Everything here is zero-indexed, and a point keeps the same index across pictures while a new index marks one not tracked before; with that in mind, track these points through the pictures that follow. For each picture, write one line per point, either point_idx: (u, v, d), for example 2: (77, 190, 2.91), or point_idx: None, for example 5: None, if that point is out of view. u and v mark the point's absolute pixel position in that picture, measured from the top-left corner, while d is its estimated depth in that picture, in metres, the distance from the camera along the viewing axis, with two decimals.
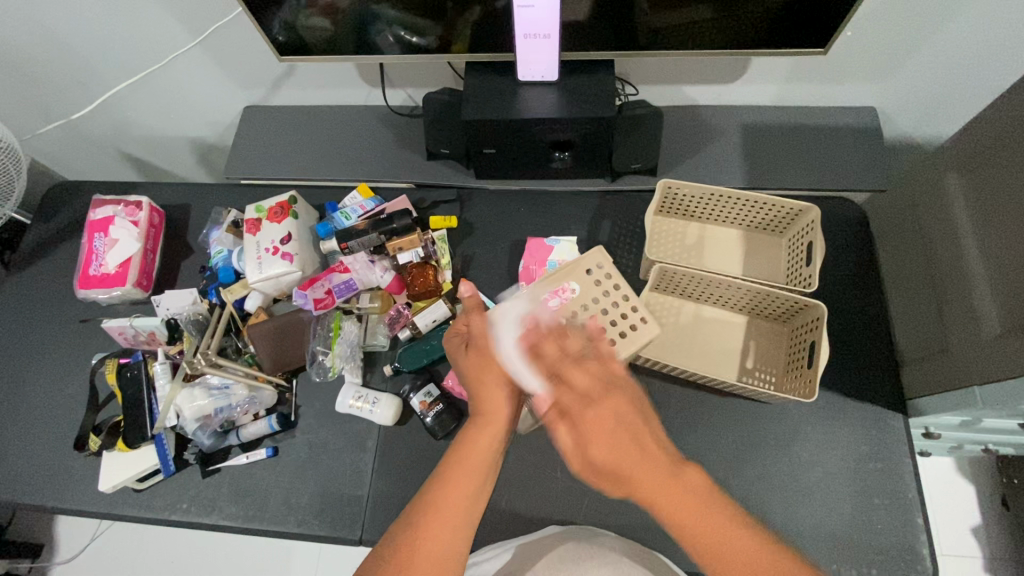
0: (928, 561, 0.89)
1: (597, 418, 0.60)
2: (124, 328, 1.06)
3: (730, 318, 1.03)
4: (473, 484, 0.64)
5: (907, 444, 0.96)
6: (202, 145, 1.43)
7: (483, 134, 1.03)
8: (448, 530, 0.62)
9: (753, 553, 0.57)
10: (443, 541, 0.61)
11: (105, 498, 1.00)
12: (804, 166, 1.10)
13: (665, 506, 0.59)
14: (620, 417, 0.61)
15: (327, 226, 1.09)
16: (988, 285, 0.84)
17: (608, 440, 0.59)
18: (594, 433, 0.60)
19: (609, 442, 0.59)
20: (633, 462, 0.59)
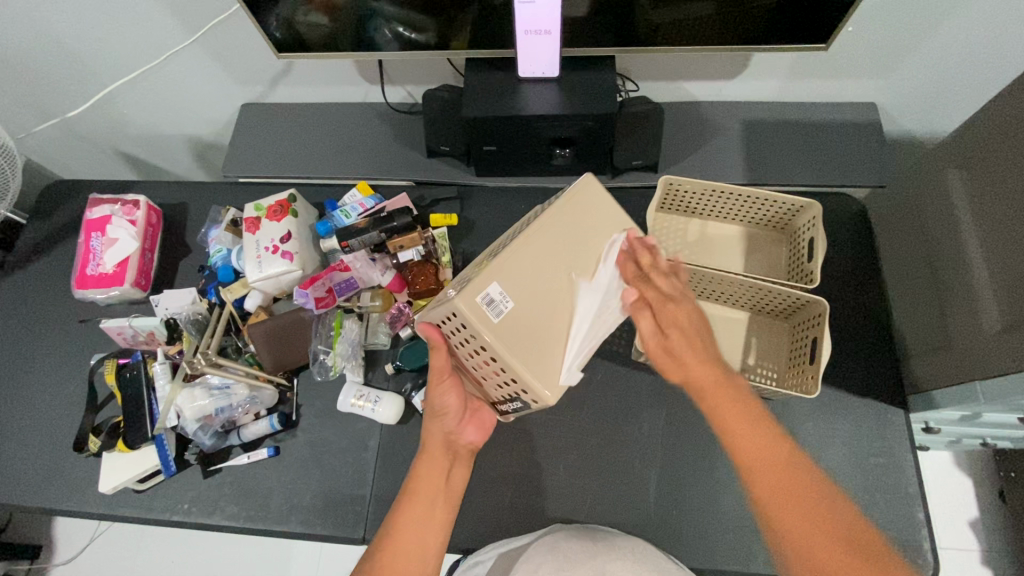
0: (929, 556, 0.89)
1: (676, 330, 0.69)
2: (123, 328, 1.05)
3: (732, 315, 1.03)
4: (429, 501, 0.70)
5: (908, 440, 0.96)
6: (198, 143, 1.42)
7: (484, 132, 1.03)
8: (414, 542, 0.67)
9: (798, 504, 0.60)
10: (410, 559, 0.66)
11: (105, 499, 1.00)
12: (805, 163, 1.10)
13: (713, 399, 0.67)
14: (693, 327, 0.70)
15: (326, 224, 1.08)
16: (988, 283, 0.84)
17: (688, 345, 0.68)
18: (670, 339, 0.69)
19: (682, 348, 0.68)
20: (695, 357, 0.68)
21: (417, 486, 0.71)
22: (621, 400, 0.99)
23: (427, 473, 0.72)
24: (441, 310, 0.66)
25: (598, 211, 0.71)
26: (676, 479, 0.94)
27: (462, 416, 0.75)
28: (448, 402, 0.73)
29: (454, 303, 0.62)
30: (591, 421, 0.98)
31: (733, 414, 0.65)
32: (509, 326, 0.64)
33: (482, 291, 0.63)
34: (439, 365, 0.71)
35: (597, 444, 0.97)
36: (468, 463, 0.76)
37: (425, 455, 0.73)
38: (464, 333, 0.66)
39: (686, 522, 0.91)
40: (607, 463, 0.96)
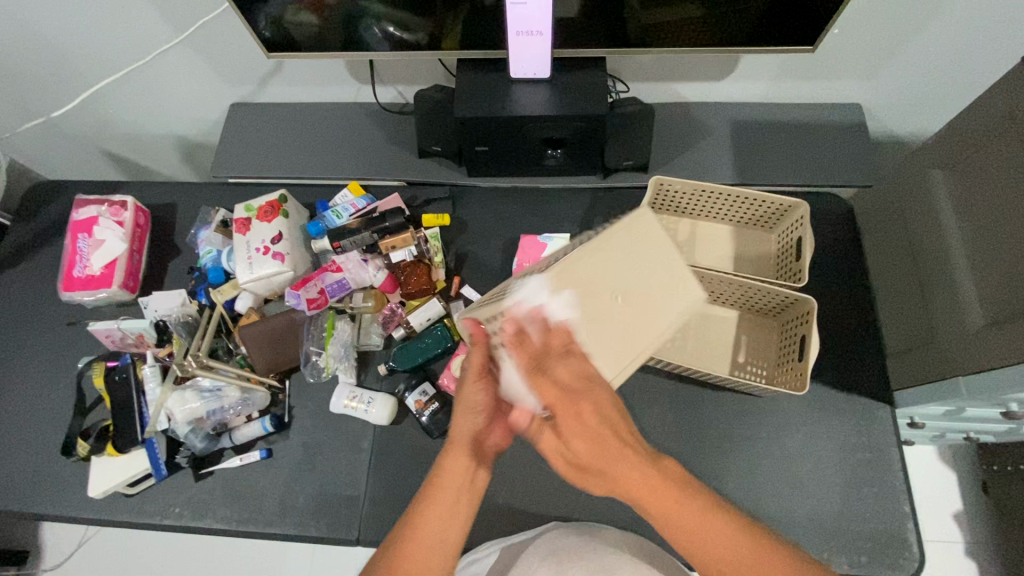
0: (915, 548, 0.91)
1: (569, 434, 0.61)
2: (111, 331, 1.04)
3: (721, 314, 1.05)
4: (450, 498, 0.68)
5: (894, 435, 0.98)
6: (187, 143, 1.41)
7: (476, 132, 1.03)
8: (435, 539, 0.66)
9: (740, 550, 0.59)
10: (430, 554, 0.65)
11: (94, 504, 0.99)
12: (792, 162, 1.12)
13: (626, 483, 0.60)
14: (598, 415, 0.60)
15: (318, 225, 1.08)
16: (971, 279, 0.86)
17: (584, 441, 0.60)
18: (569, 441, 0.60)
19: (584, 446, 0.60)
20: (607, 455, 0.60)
21: (440, 482, 0.69)
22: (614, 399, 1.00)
23: (451, 470, 0.69)
24: (489, 315, 0.68)
25: (654, 241, 0.70)
26: None
27: (493, 416, 0.71)
28: (481, 400, 0.70)
29: (502, 307, 0.65)
30: None
31: (685, 505, 0.61)
32: (547, 337, 0.65)
33: (527, 301, 0.65)
34: (478, 362, 0.69)
35: None
36: (493, 465, 0.72)
37: (451, 451, 0.70)
38: (505, 337, 0.67)
39: None
40: None
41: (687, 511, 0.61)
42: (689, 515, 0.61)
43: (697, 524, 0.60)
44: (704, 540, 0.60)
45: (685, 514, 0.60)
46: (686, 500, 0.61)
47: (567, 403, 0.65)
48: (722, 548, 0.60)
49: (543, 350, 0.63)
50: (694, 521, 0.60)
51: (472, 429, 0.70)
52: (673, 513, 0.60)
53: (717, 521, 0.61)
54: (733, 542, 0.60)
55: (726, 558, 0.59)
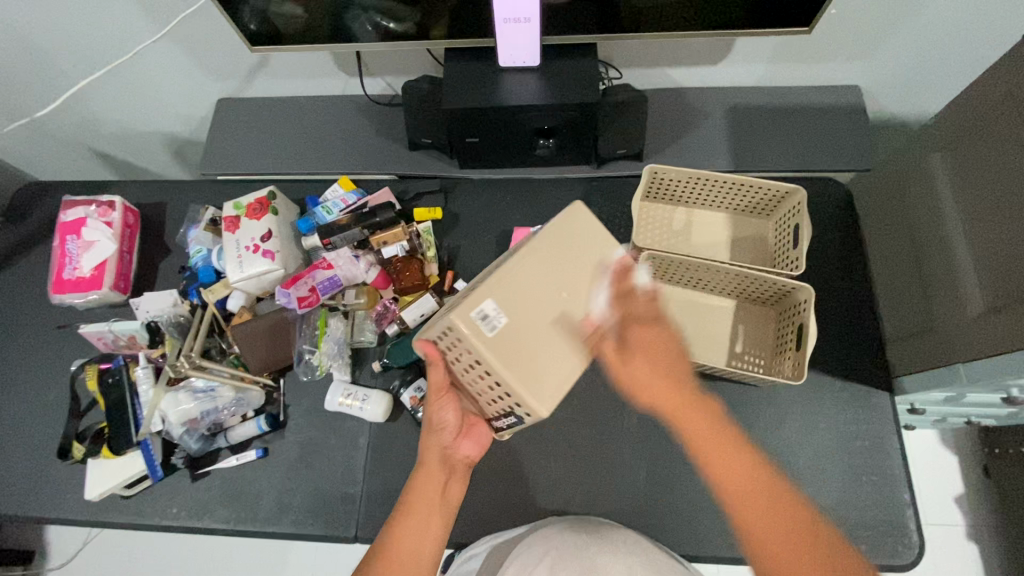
0: (915, 535, 0.91)
1: (642, 347, 0.65)
2: (103, 333, 1.03)
3: (718, 303, 1.04)
4: (428, 512, 0.69)
5: (893, 422, 0.97)
6: (175, 140, 1.39)
7: (465, 122, 1.01)
8: (410, 554, 0.66)
9: (756, 489, 0.58)
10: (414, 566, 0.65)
11: (92, 506, 0.99)
12: (789, 148, 1.10)
13: (647, 394, 0.63)
14: (668, 348, 0.65)
15: (308, 222, 1.07)
16: (971, 265, 0.84)
17: (647, 368, 0.64)
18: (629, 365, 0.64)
19: (642, 368, 0.64)
20: (668, 388, 0.63)
21: (414, 495, 0.70)
22: (609, 390, 0.99)
23: (422, 488, 0.70)
24: (440, 329, 0.66)
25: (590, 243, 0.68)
26: (665, 468, 0.94)
27: (459, 431, 0.74)
28: (446, 418, 0.73)
29: (451, 319, 0.62)
30: (581, 413, 0.98)
31: (715, 437, 0.61)
32: (503, 341, 0.63)
33: (477, 307, 0.63)
34: (438, 380, 0.71)
35: (587, 437, 0.97)
36: (464, 478, 0.75)
37: (423, 469, 0.72)
38: (462, 348, 0.66)
39: (676, 509, 0.92)
40: (596, 454, 0.96)
41: (719, 444, 0.61)
42: (720, 451, 0.60)
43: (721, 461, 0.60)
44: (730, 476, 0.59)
45: (706, 436, 0.61)
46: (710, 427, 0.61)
47: (537, 403, 0.63)
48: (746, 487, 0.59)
49: (628, 295, 0.68)
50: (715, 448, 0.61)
51: (439, 448, 0.73)
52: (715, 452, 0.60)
53: (742, 459, 0.60)
54: (750, 477, 0.59)
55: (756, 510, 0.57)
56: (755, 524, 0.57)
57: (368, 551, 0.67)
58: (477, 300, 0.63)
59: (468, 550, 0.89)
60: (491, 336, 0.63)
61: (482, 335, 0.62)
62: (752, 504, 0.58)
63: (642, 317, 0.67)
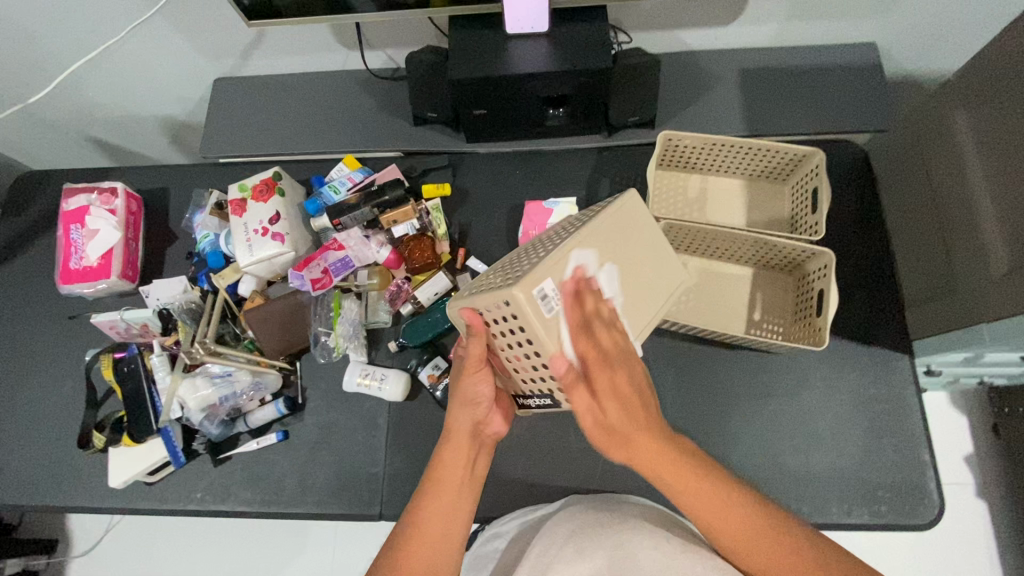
0: (934, 495, 0.91)
1: (605, 392, 0.62)
2: (115, 322, 1.02)
3: (735, 272, 1.03)
4: (450, 492, 0.68)
5: (913, 384, 0.97)
6: (172, 123, 1.35)
7: (472, 95, 0.98)
8: (441, 525, 0.66)
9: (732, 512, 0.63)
10: (436, 540, 0.65)
11: (117, 493, 0.99)
12: (804, 109, 1.08)
13: (652, 464, 0.63)
14: (633, 385, 0.64)
15: (316, 202, 1.05)
16: (994, 224, 0.82)
17: (618, 409, 0.63)
18: (602, 411, 0.63)
19: (610, 407, 0.62)
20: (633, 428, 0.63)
21: (443, 473, 0.69)
22: None
23: (447, 475, 0.69)
24: (492, 303, 0.65)
25: (647, 233, 0.73)
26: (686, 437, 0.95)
27: (492, 405, 0.73)
28: (481, 393, 0.71)
29: (513, 293, 0.61)
30: None
31: (679, 472, 0.64)
32: (560, 324, 0.64)
33: (538, 286, 0.62)
34: (476, 353, 0.68)
35: None
36: (490, 451, 0.74)
37: (449, 443, 0.71)
38: (513, 325, 0.65)
39: None
40: None
41: (692, 484, 0.64)
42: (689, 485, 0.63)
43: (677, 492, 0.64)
44: (694, 495, 0.63)
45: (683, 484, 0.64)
46: (684, 472, 0.64)
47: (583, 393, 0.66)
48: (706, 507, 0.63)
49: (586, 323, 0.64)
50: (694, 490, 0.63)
51: (470, 421, 0.71)
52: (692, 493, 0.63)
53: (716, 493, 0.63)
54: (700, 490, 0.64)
55: (738, 532, 0.62)
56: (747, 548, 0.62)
57: (397, 522, 0.68)
58: (539, 277, 0.63)
59: (502, 521, 0.90)
60: (551, 318, 0.63)
61: (540, 318, 0.62)
62: (740, 531, 0.62)
63: (605, 352, 0.64)
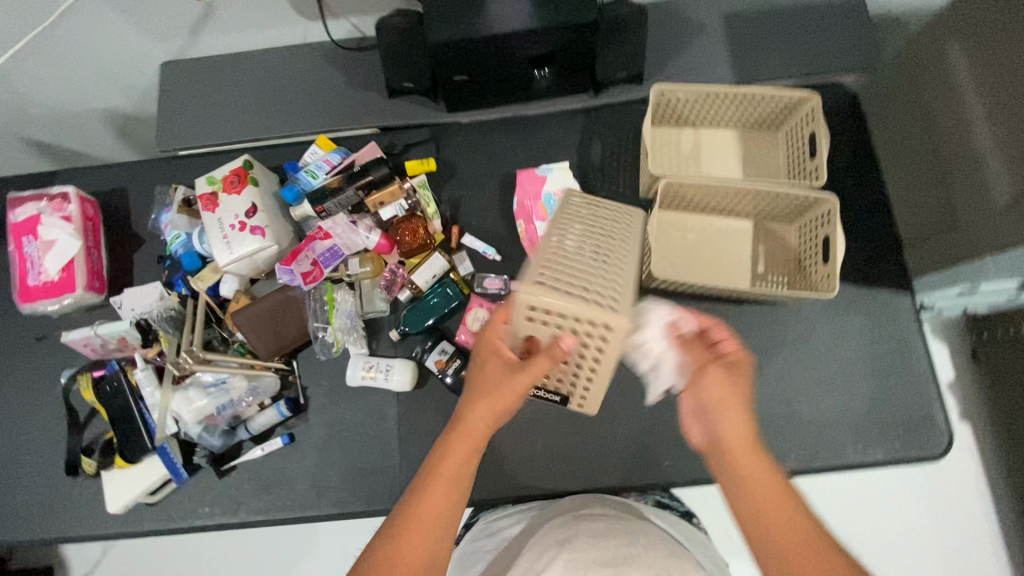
0: (943, 427, 0.94)
1: (728, 383, 0.66)
2: (89, 339, 0.94)
3: (736, 226, 1.01)
4: (451, 488, 0.63)
5: (916, 321, 0.98)
6: (118, 117, 1.23)
7: (451, 61, 0.92)
8: (441, 511, 0.62)
9: (776, 499, 0.59)
10: (434, 525, 0.61)
11: (118, 517, 0.94)
12: (792, 52, 1.05)
13: (740, 455, 0.63)
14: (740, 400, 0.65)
15: (293, 189, 0.97)
16: (994, 156, 0.82)
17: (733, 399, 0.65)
18: (716, 392, 0.65)
19: (726, 393, 0.65)
20: (736, 417, 0.64)
21: (448, 466, 0.64)
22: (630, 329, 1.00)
23: (448, 468, 0.64)
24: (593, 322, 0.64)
25: None
26: None
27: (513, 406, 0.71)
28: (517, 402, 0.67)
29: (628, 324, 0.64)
30: None
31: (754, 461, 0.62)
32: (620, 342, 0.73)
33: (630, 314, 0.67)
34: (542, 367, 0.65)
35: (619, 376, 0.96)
36: None
37: (457, 438, 0.65)
38: (596, 343, 0.67)
39: None
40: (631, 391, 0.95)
41: (759, 471, 0.61)
42: (757, 475, 0.61)
43: (767, 493, 0.60)
44: (757, 481, 0.61)
45: (754, 468, 0.61)
46: (760, 465, 0.62)
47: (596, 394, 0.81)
48: (793, 529, 0.58)
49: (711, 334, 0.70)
50: (753, 470, 0.61)
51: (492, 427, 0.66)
52: (761, 480, 0.60)
53: (772, 482, 0.60)
54: (782, 498, 0.59)
55: (775, 513, 0.58)
56: (772, 521, 0.58)
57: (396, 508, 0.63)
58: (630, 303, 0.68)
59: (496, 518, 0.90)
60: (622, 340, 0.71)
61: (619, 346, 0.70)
62: (775, 511, 0.59)
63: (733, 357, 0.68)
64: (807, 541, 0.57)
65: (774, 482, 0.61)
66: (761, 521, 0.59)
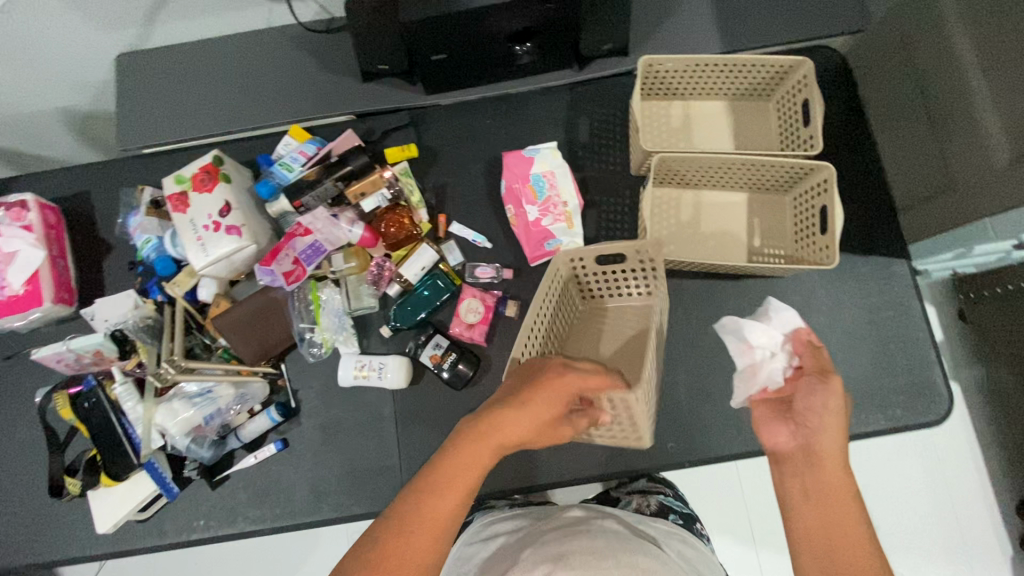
0: (943, 391, 0.93)
1: (822, 398, 0.67)
2: (62, 354, 0.89)
3: (730, 199, 0.98)
4: (461, 491, 0.60)
5: (913, 288, 0.97)
6: (75, 118, 1.16)
7: (427, 40, 0.86)
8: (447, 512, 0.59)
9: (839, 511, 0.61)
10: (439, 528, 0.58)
11: (109, 536, 0.90)
12: (780, 17, 1.01)
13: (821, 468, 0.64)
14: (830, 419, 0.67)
15: (268, 184, 0.93)
16: (993, 113, 0.80)
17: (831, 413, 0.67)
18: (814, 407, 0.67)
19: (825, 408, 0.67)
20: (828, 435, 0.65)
21: (464, 473, 0.61)
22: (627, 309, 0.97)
23: (463, 456, 0.61)
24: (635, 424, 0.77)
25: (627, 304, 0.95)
26: (701, 374, 0.94)
27: None
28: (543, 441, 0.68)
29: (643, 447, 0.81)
30: None
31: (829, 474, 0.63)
32: None
33: None
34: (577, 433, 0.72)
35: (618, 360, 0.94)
36: None
37: (481, 445, 0.62)
38: (611, 432, 0.81)
39: (718, 412, 0.92)
40: None
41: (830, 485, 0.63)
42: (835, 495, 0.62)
43: (829, 499, 0.62)
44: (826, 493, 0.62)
45: (830, 477, 0.63)
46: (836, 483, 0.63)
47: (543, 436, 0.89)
48: (849, 541, 0.59)
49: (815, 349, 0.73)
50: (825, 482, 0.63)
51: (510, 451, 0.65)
52: (833, 495, 0.62)
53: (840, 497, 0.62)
54: (846, 511, 0.61)
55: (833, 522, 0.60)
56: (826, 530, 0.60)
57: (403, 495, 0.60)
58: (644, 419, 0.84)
59: (494, 521, 0.84)
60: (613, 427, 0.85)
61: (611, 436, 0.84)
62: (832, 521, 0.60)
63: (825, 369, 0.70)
64: (856, 546, 0.59)
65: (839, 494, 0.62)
66: (817, 532, 0.60)
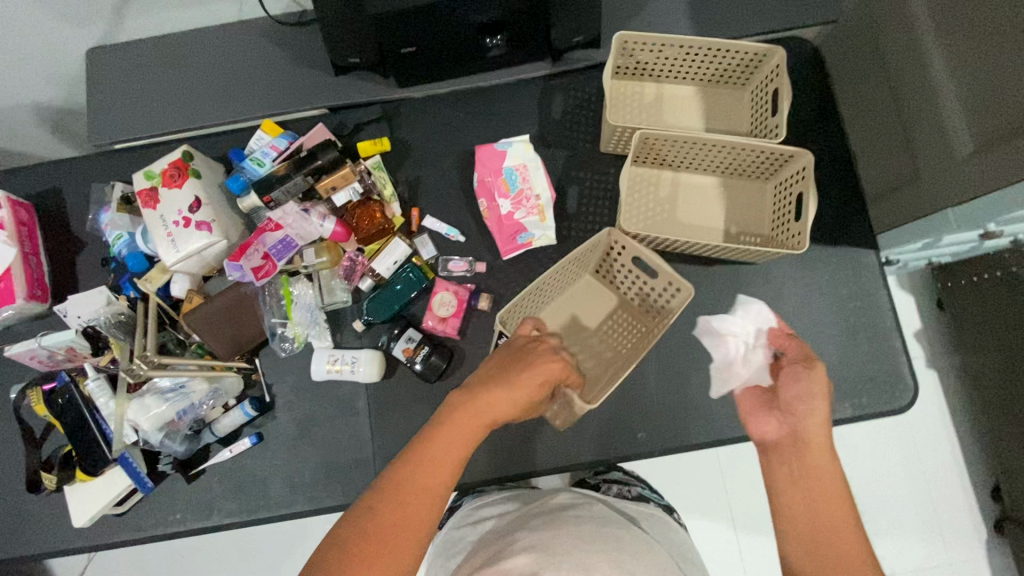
0: (909, 380, 0.95)
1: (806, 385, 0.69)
2: (34, 351, 0.89)
3: (706, 184, 0.99)
4: (445, 469, 0.62)
5: (882, 278, 0.99)
6: (48, 114, 1.15)
7: (396, 30, 0.86)
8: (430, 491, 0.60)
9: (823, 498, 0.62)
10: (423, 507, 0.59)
11: (87, 530, 0.91)
12: (754, 8, 1.01)
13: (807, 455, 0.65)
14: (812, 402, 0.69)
15: (239, 179, 0.92)
16: (957, 103, 0.80)
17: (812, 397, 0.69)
18: (797, 393, 0.69)
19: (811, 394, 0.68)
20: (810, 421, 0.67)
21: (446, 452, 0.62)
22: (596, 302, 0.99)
23: (453, 431, 0.64)
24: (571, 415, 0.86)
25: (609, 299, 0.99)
26: (672, 364, 0.95)
27: None
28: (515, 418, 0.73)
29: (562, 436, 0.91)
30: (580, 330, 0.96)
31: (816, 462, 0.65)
32: None
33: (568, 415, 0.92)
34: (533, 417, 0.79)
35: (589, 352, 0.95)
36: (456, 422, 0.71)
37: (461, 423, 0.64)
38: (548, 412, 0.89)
39: (688, 402, 0.94)
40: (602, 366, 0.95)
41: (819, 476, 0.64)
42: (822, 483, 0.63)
43: (820, 508, 0.62)
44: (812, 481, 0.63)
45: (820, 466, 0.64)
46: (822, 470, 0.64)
47: None
48: (837, 530, 0.60)
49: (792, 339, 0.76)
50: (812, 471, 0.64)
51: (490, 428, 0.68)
52: (823, 479, 0.63)
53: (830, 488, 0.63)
54: (830, 496, 0.62)
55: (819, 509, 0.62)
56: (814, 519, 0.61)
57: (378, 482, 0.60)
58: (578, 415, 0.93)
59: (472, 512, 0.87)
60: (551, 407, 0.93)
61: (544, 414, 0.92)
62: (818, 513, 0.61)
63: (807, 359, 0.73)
64: (843, 537, 0.60)
65: (825, 482, 0.63)
66: (802, 523, 0.61)
